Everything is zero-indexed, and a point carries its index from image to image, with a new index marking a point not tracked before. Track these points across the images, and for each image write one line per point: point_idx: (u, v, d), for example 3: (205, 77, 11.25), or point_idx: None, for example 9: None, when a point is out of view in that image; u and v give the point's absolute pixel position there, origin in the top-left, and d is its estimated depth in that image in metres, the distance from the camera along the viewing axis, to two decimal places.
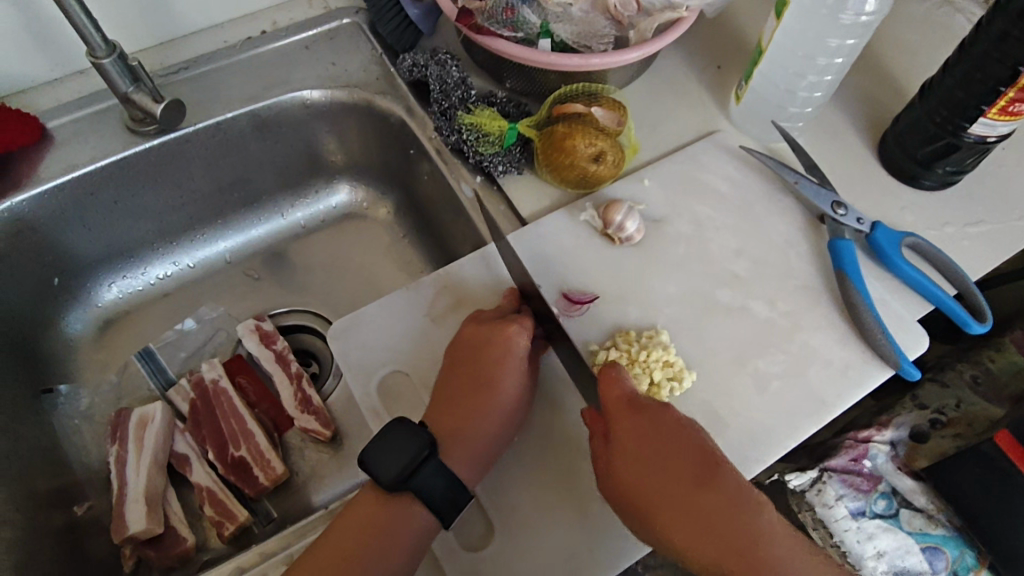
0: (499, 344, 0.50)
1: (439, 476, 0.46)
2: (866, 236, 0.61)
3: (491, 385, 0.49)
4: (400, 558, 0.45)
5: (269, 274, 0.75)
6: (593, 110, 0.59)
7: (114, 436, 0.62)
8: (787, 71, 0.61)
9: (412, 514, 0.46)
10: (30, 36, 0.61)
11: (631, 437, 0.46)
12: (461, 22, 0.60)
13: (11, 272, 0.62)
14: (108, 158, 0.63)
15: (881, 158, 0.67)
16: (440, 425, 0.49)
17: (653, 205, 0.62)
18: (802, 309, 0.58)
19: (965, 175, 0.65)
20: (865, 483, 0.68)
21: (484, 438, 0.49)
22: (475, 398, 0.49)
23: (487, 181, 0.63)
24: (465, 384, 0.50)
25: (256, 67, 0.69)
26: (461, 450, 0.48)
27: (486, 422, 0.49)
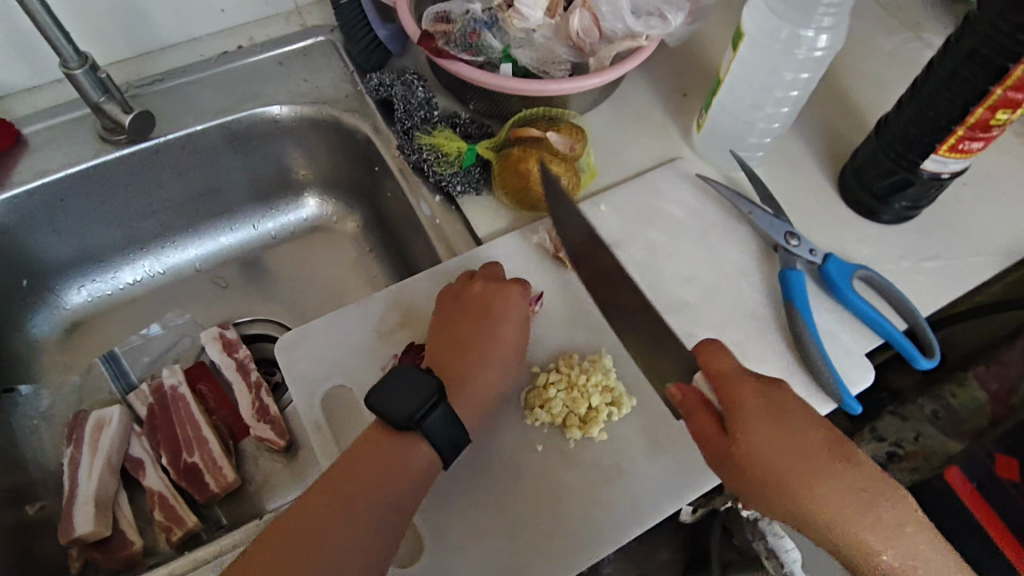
0: (502, 297, 0.53)
1: (447, 419, 0.47)
2: (818, 267, 0.61)
3: (495, 335, 0.52)
4: (394, 493, 0.45)
5: (238, 283, 0.76)
6: (548, 134, 0.59)
7: (70, 438, 0.63)
8: (745, 102, 0.62)
9: (412, 451, 0.46)
10: (6, 46, 0.62)
11: (757, 411, 0.43)
12: (423, 45, 0.60)
13: None
14: (78, 166, 0.65)
15: (841, 191, 0.68)
16: (444, 364, 0.51)
17: (608, 229, 0.63)
18: (749, 338, 0.58)
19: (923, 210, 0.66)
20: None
21: (485, 381, 0.50)
22: (479, 341, 0.51)
23: (446, 201, 0.64)
24: (465, 341, 0.51)
25: (231, 81, 0.71)
26: (467, 391, 0.50)
27: (487, 369, 0.51)
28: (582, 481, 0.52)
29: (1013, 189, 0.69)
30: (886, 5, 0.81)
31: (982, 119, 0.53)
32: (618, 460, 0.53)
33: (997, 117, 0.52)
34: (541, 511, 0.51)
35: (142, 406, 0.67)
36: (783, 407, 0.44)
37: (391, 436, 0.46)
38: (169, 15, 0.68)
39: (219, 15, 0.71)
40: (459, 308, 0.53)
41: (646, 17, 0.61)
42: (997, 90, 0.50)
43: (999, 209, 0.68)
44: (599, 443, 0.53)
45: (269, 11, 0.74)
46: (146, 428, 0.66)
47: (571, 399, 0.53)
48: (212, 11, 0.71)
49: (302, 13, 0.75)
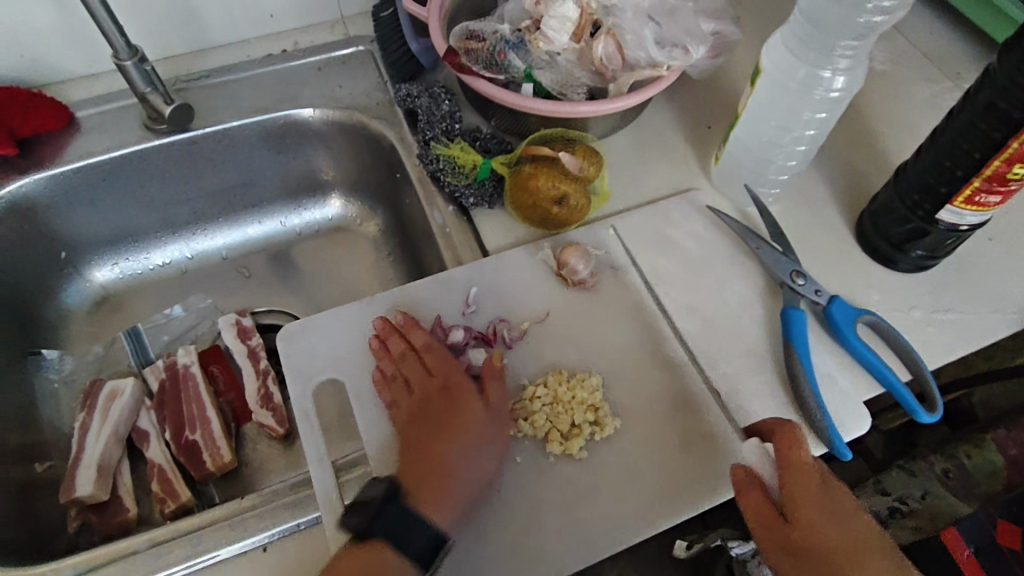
0: (456, 377, 0.54)
1: (405, 524, 0.47)
2: (822, 309, 0.60)
3: (451, 418, 0.52)
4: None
5: (260, 275, 0.79)
6: (560, 154, 0.60)
7: (85, 404, 0.66)
8: (761, 140, 0.62)
9: (387, 560, 0.46)
10: (72, 35, 0.68)
11: (820, 501, 0.45)
12: (446, 59, 0.62)
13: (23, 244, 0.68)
14: (122, 151, 0.69)
15: (858, 236, 0.67)
16: (411, 477, 0.50)
17: (614, 252, 0.63)
18: (744, 374, 0.58)
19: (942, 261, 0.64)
20: None
21: (465, 481, 0.50)
22: (437, 429, 0.51)
23: (459, 212, 0.66)
24: (420, 434, 0.52)
25: (272, 81, 0.75)
26: (432, 502, 0.48)
27: (472, 464, 0.50)
28: (557, 497, 0.52)
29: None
30: (927, 53, 0.80)
31: (998, 171, 0.51)
32: (595, 480, 0.53)
33: (1014, 171, 0.51)
34: (512, 522, 0.51)
35: (155, 381, 0.70)
36: (841, 504, 0.45)
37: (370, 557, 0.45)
38: (222, 17, 0.73)
39: (268, 20, 0.76)
40: (419, 389, 0.54)
41: (670, 48, 0.63)
42: (1012, 143, 0.49)
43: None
44: (578, 461, 0.53)
45: (315, 19, 0.78)
46: (155, 403, 0.69)
47: (554, 415, 0.54)
48: (262, 16, 0.75)
49: (347, 23, 0.79)
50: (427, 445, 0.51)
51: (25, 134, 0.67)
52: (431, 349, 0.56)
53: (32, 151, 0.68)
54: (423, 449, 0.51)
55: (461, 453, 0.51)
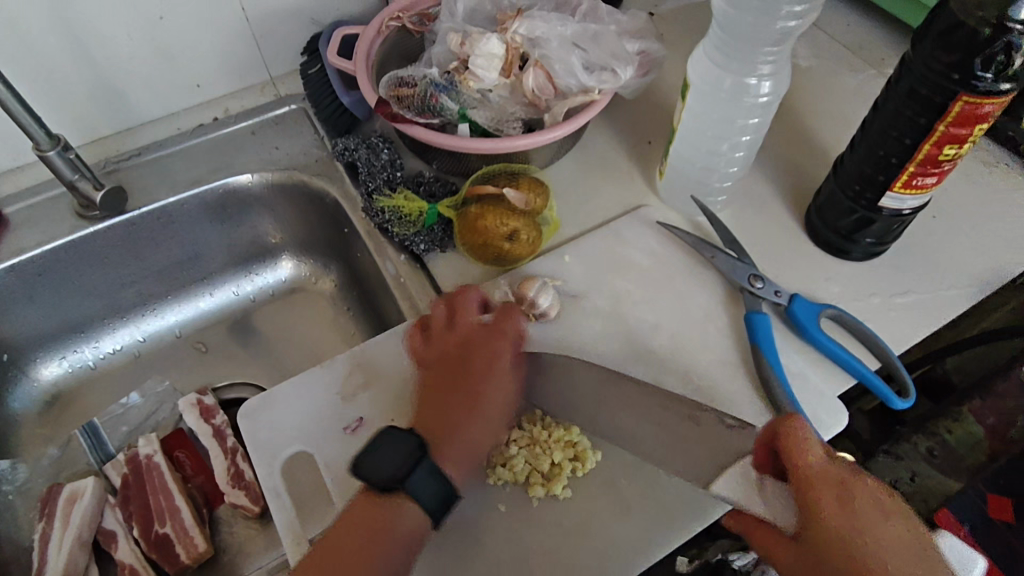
0: (485, 340, 0.55)
1: (432, 476, 0.47)
2: (785, 309, 0.60)
3: (474, 377, 0.53)
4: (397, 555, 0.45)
5: (219, 349, 0.76)
6: (504, 191, 0.60)
7: (43, 512, 0.63)
8: (700, 151, 0.63)
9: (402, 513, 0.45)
10: None
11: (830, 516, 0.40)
12: (378, 110, 0.61)
13: None
14: (56, 242, 0.67)
15: (809, 231, 0.67)
16: (427, 428, 0.50)
17: (572, 279, 0.63)
18: (717, 382, 0.57)
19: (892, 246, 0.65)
20: None
21: (477, 433, 0.51)
22: (471, 381, 0.53)
23: (412, 259, 0.65)
24: (454, 392, 0.52)
25: (206, 151, 0.74)
26: (449, 449, 0.49)
27: (485, 416, 0.52)
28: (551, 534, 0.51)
29: (985, 220, 0.69)
30: (848, 45, 0.82)
31: (929, 155, 0.52)
32: (582, 518, 0.51)
33: (945, 152, 0.52)
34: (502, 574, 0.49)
35: (119, 477, 0.67)
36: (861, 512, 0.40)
37: (383, 507, 0.45)
38: (146, 93, 0.71)
39: (194, 90, 0.74)
40: (445, 353, 0.55)
41: (598, 71, 0.63)
42: (939, 126, 0.50)
43: (971, 240, 0.67)
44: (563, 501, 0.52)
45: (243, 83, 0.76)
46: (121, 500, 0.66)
47: (531, 457, 0.53)
48: (187, 86, 0.73)
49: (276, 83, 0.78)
50: (456, 404, 0.52)
51: None
52: (444, 322, 0.56)
53: None
54: (451, 407, 0.51)
55: (486, 418, 0.52)
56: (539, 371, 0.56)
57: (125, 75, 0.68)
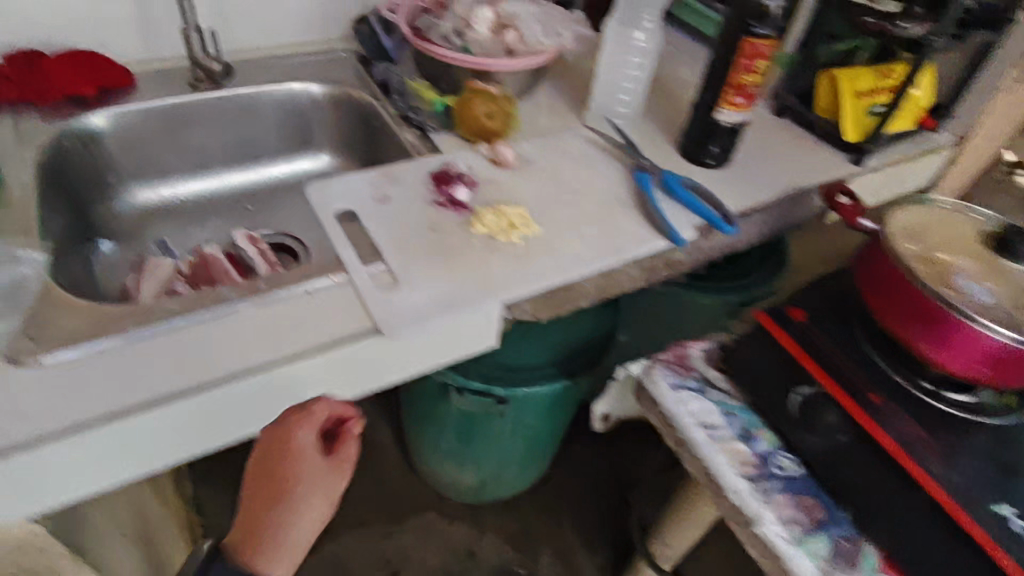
0: (286, 437, 0.62)
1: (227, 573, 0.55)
2: (661, 177, 0.93)
3: (288, 504, 0.59)
4: (306, 462, 0.62)
5: (260, 208, 1.04)
6: (491, 89, 0.94)
7: (138, 270, 0.88)
8: (614, 59, 0.97)
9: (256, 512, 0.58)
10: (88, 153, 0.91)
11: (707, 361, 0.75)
12: (415, 38, 0.98)
13: (71, 184, 0.89)
14: (149, 107, 0.93)
15: (684, 154, 1.01)
16: (239, 530, 0.59)
17: (527, 153, 0.95)
18: (596, 162, 0.96)
19: (731, 161, 1.00)
20: (683, 372, 0.95)
21: (299, 521, 0.59)
22: (269, 503, 0.59)
23: (423, 137, 0.97)
24: (268, 480, 0.61)
25: (232, 149, 1.02)
26: (265, 561, 0.57)
27: (292, 507, 0.59)
28: (505, 259, 0.78)
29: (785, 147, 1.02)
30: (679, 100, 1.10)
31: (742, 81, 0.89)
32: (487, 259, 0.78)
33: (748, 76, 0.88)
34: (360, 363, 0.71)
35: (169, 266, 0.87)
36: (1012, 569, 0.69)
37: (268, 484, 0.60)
38: (198, 135, 0.99)
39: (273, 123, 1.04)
40: (275, 447, 0.62)
41: (554, 37, 1.01)
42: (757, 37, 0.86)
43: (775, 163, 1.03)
44: (516, 244, 0.80)
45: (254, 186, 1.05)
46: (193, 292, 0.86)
47: (493, 233, 0.81)
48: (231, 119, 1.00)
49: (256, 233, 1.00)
50: (270, 491, 0.60)
51: (103, 86, 0.92)
52: (271, 434, 0.64)
53: (94, 97, 0.92)
54: (268, 491, 0.60)
55: (280, 497, 0.60)
56: (346, 436, 0.65)
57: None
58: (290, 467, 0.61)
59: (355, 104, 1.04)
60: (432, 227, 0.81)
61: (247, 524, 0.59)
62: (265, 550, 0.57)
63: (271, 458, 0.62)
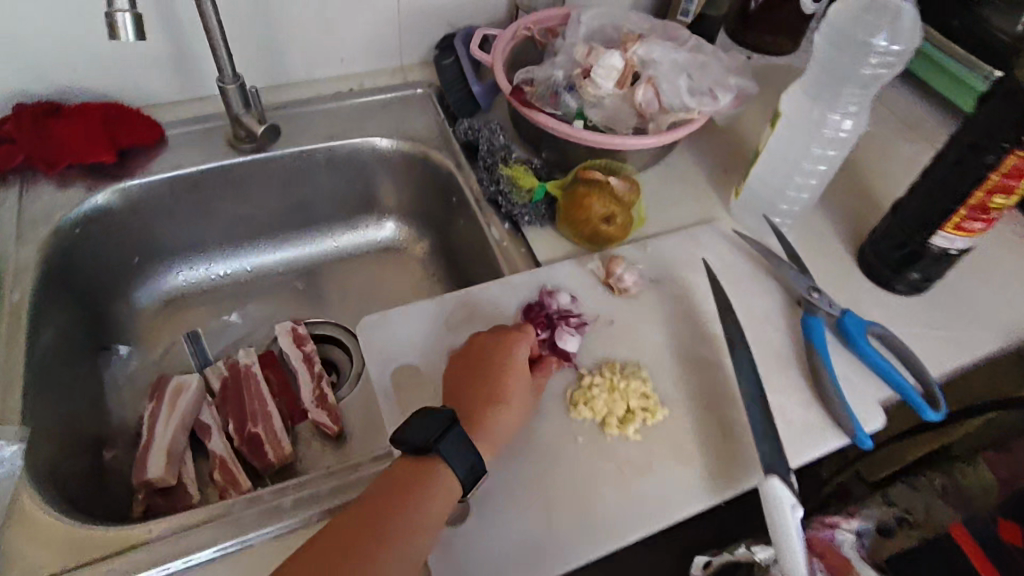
0: (504, 348, 0.57)
1: (463, 446, 0.49)
2: (837, 320, 0.67)
3: (501, 396, 0.55)
4: (515, 376, 0.56)
5: (311, 289, 0.85)
6: (610, 179, 0.69)
7: (153, 395, 0.71)
8: (797, 146, 0.68)
9: (439, 483, 0.48)
10: (105, 232, 0.74)
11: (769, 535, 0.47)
12: (512, 96, 0.73)
13: (87, 275, 0.73)
14: (173, 174, 0.75)
15: (865, 270, 0.74)
16: (459, 413, 0.54)
17: (651, 266, 0.71)
18: (745, 281, 0.71)
19: (935, 285, 0.72)
20: (832, 567, 0.64)
21: (506, 431, 0.54)
22: (489, 404, 0.54)
23: (513, 229, 0.74)
24: (479, 375, 0.56)
25: (280, 215, 0.83)
26: (487, 440, 0.53)
27: (502, 422, 0.54)
28: (612, 471, 0.57)
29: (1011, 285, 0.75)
30: (863, 181, 0.81)
31: (981, 202, 0.60)
32: (589, 462, 0.58)
33: (995, 201, 0.60)
34: None
35: (194, 393, 0.71)
36: None
37: (420, 471, 0.48)
38: (236, 200, 0.80)
39: (331, 185, 0.83)
40: (478, 353, 0.57)
41: (700, 96, 0.74)
42: (1012, 153, 0.57)
43: (999, 290, 0.74)
44: (632, 441, 0.59)
45: (306, 258, 0.86)
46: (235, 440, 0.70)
47: (603, 419, 0.60)
48: (279, 183, 0.80)
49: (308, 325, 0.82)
50: (483, 392, 0.55)
51: (122, 144, 0.73)
52: (484, 339, 0.59)
53: (116, 163, 0.74)
54: (476, 397, 0.54)
55: (489, 452, 0.53)
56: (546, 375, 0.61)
57: (284, 22, 0.76)
58: (509, 380, 0.55)
59: (428, 165, 0.81)
60: None
61: (465, 400, 0.55)
62: (485, 441, 0.53)
63: (483, 359, 0.56)
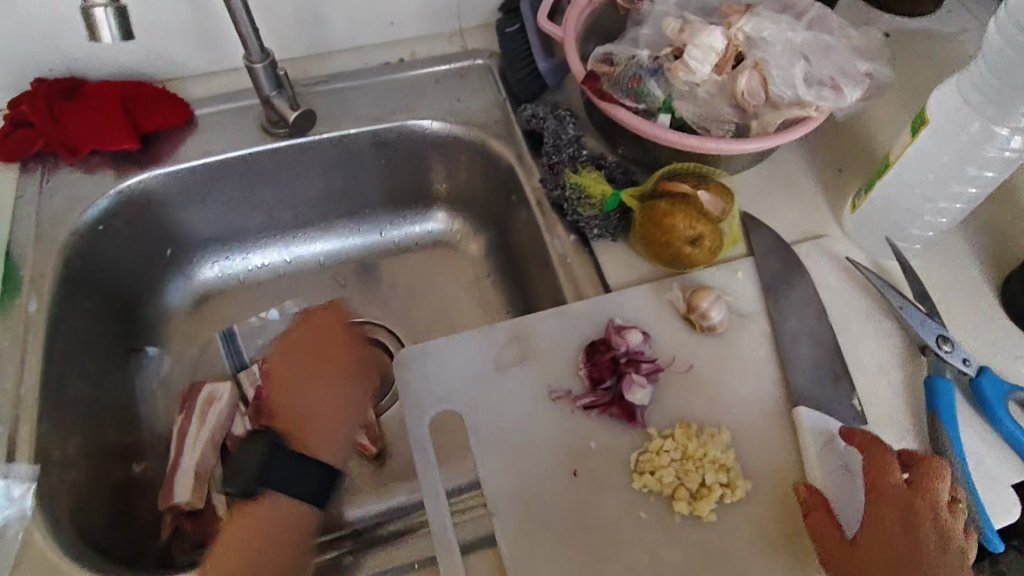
0: None
1: (292, 469, 0.58)
2: (971, 381, 0.56)
3: None
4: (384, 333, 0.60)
5: (354, 284, 0.77)
6: (698, 193, 0.58)
7: (184, 406, 0.66)
8: (945, 162, 0.56)
9: (287, 514, 0.55)
10: (134, 225, 0.67)
11: (903, 518, 0.45)
12: (587, 83, 0.62)
13: (113, 271, 0.67)
14: (202, 162, 0.67)
15: (1009, 310, 0.60)
16: None
17: (742, 298, 0.60)
18: (857, 321, 0.60)
19: None
20: None
21: None
22: None
23: (580, 242, 0.63)
24: None
25: (320, 203, 0.75)
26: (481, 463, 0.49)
27: None
28: (681, 557, 0.49)
29: None
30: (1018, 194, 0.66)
31: None
32: (654, 544, 0.50)
33: None
34: None
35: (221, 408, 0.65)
36: None
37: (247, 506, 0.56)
38: (272, 187, 0.72)
39: (376, 171, 0.73)
40: None
41: (819, 87, 0.60)
42: None
43: None
44: (707, 524, 0.51)
45: (349, 250, 0.78)
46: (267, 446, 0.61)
47: (673, 491, 0.51)
48: (319, 168, 0.71)
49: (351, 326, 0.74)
50: None
51: (147, 129, 0.66)
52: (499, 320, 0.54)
53: (143, 148, 0.67)
54: None
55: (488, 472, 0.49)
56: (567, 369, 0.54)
57: None
58: None
59: (485, 154, 0.70)
60: (574, 472, 0.52)
61: None
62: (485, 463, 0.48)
63: None
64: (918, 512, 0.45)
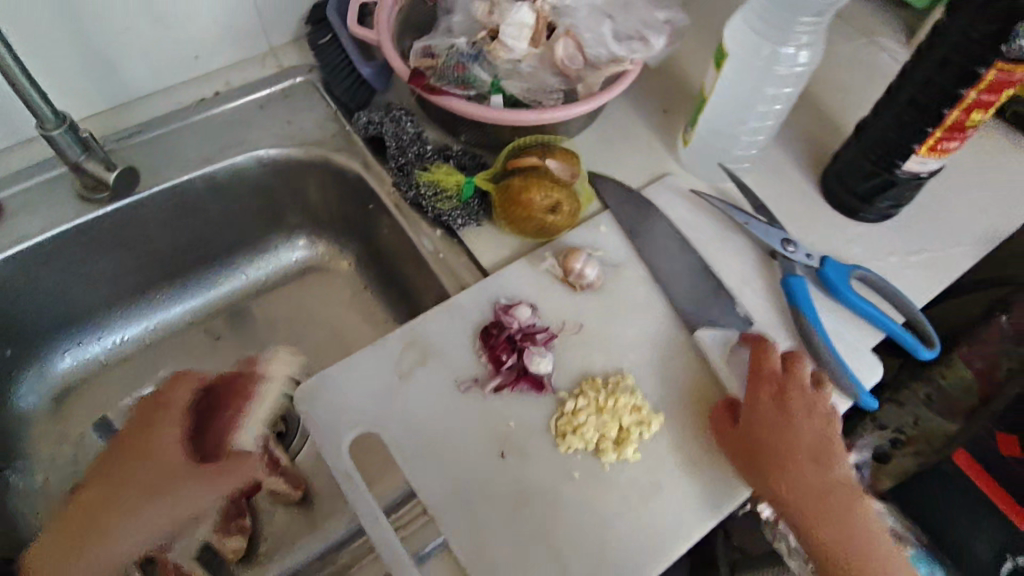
0: None
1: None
2: (817, 271, 0.63)
3: None
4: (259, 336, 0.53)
5: (231, 334, 0.73)
6: (545, 162, 0.60)
7: None
8: (748, 86, 0.62)
9: None
10: None
11: (774, 396, 0.53)
12: (414, 83, 0.60)
13: None
14: (19, 248, 0.60)
15: (830, 202, 0.69)
16: None
17: (611, 249, 0.63)
18: (712, 243, 0.65)
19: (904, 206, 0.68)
20: None
21: None
22: None
23: (447, 234, 0.64)
24: None
25: (171, 260, 0.70)
26: None
27: None
28: (617, 499, 0.52)
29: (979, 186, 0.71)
30: (814, 100, 0.75)
31: (959, 121, 0.54)
32: (589, 495, 0.53)
33: (973, 117, 0.53)
34: None
35: None
36: None
37: None
38: (110, 257, 0.66)
39: (222, 213, 0.70)
40: None
41: (629, 42, 0.64)
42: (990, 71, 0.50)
43: (969, 196, 0.70)
44: (633, 462, 0.54)
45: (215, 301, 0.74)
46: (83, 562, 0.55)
47: (593, 444, 0.54)
48: (158, 225, 0.66)
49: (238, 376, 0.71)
50: None
51: None
52: None
53: None
54: None
55: None
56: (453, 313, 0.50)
57: (109, 32, 0.60)
58: None
59: (332, 170, 0.69)
60: (502, 453, 0.54)
61: None
62: None
63: None
64: (785, 387, 0.53)
